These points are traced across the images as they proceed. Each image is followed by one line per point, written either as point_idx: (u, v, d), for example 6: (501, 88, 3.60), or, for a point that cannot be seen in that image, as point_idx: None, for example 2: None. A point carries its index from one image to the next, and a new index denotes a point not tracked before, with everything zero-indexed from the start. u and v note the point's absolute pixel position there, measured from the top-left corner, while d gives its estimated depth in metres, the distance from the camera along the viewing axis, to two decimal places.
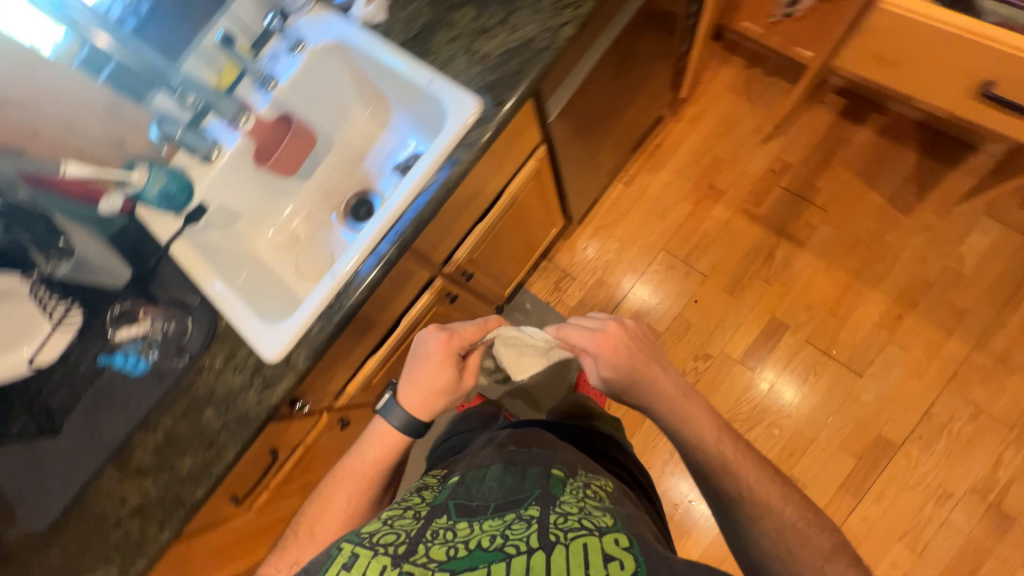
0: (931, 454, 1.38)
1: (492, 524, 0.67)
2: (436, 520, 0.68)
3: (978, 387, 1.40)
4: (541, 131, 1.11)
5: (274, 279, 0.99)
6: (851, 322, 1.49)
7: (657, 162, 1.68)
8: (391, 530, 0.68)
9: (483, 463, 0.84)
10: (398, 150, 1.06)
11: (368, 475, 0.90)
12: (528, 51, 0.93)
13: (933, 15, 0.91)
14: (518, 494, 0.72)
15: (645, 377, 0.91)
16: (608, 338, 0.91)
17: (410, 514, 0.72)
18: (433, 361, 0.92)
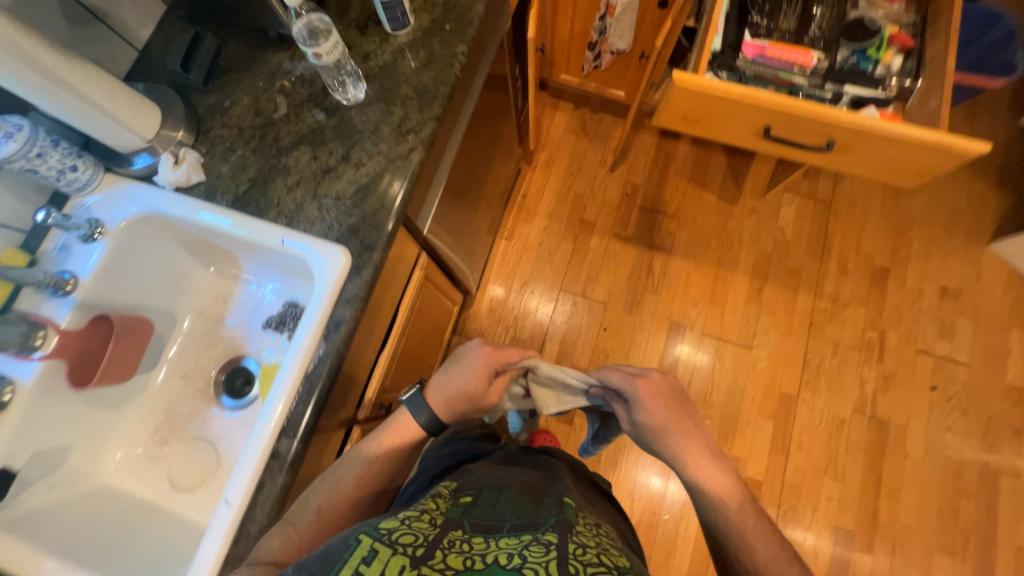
0: (820, 393, 1.61)
1: (508, 543, 0.57)
2: (454, 532, 0.59)
3: (831, 327, 1.66)
4: (418, 242, 0.98)
5: (143, 506, 0.83)
6: (727, 309, 1.69)
7: (529, 210, 1.83)
8: (413, 526, 0.59)
9: (489, 487, 0.73)
10: (260, 299, 0.93)
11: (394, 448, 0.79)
12: (383, 184, 0.78)
13: (717, 84, 0.87)
14: (537, 520, 0.63)
15: (676, 433, 0.81)
16: (649, 384, 0.84)
17: (428, 514, 0.62)
18: (465, 370, 0.83)
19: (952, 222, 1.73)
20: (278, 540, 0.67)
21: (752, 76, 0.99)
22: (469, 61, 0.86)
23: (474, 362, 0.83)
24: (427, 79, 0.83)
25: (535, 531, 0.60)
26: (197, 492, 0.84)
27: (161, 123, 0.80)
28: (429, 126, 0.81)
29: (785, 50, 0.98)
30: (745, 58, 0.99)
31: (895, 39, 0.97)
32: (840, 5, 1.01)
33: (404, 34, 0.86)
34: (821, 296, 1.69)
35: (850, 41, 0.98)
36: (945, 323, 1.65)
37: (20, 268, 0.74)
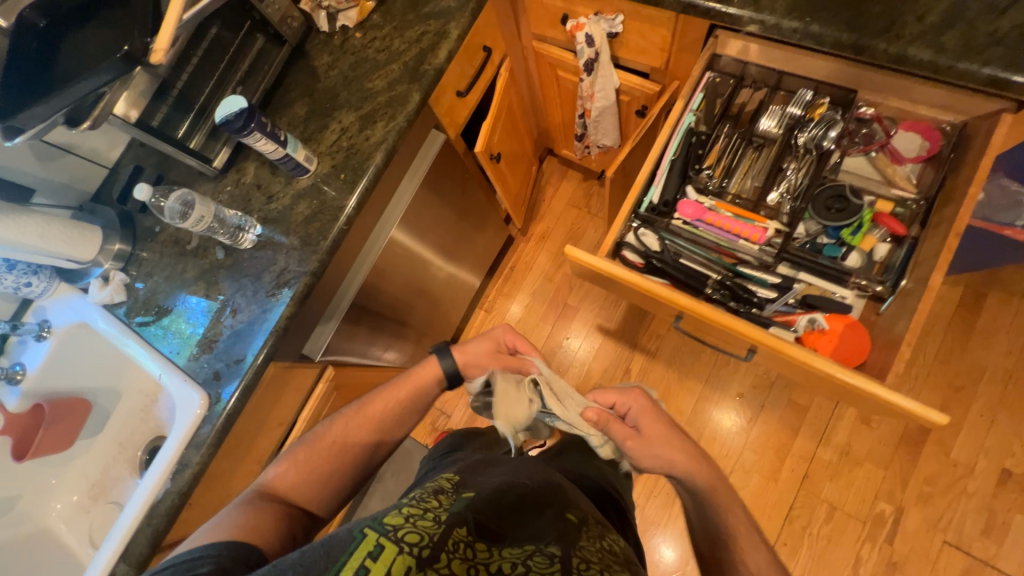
0: (798, 562, 1.36)
1: (512, 553, 0.60)
2: (457, 531, 0.60)
3: (831, 485, 1.39)
4: (317, 363, 1.02)
5: (62, 551, 1.00)
6: (706, 435, 1.49)
7: (514, 284, 1.77)
8: (417, 522, 0.60)
9: (490, 486, 0.72)
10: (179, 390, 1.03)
11: (409, 392, 0.85)
12: (252, 333, 0.85)
13: (608, 268, 0.78)
14: (542, 530, 0.65)
15: (669, 454, 0.80)
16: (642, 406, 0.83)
17: (430, 510, 0.63)
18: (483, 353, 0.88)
19: None
20: (298, 458, 0.79)
21: (686, 241, 0.85)
22: (358, 212, 0.87)
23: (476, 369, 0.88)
24: (313, 231, 0.86)
25: (537, 543, 0.63)
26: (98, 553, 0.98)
27: (99, 245, 0.92)
28: (302, 280, 0.85)
29: (728, 218, 0.82)
30: (684, 218, 0.85)
31: (882, 221, 0.78)
32: (819, 165, 0.81)
33: (304, 179, 0.89)
34: (827, 445, 1.41)
35: (822, 214, 0.79)
36: (996, 518, 1.29)
37: None
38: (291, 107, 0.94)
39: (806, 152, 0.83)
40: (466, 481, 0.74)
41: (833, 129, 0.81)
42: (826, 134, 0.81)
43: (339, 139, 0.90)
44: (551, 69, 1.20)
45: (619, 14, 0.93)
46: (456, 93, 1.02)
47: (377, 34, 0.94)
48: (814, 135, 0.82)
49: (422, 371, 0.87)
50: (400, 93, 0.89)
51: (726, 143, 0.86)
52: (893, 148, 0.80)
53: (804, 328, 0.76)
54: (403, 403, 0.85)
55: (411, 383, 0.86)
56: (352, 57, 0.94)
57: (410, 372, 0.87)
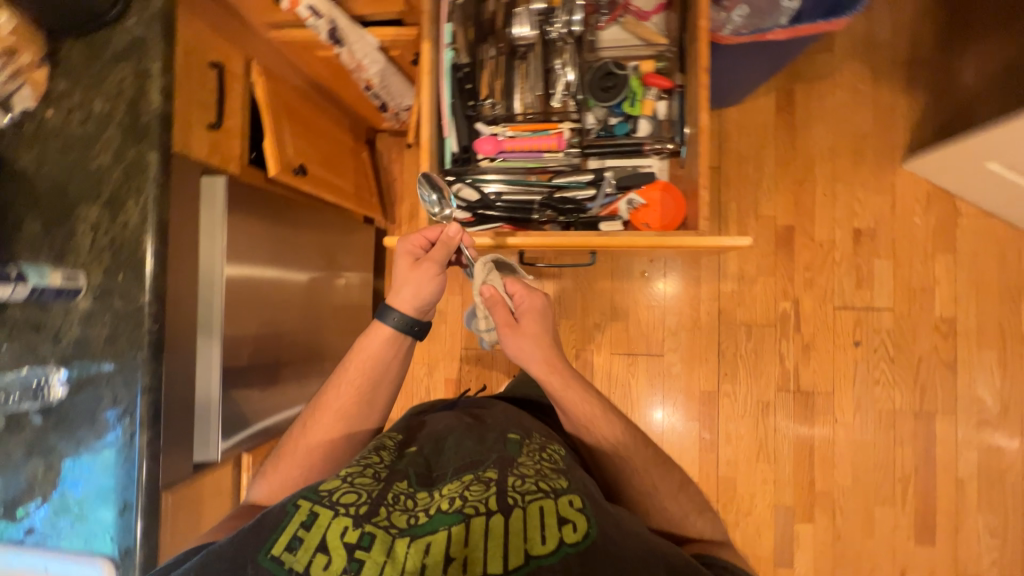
0: (740, 381, 1.55)
1: (450, 488, 0.59)
2: (397, 484, 0.60)
3: (741, 309, 1.56)
4: (224, 459, 0.97)
5: None
6: (632, 321, 1.60)
7: None
8: (355, 481, 0.59)
9: (432, 435, 0.75)
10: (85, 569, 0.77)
11: (369, 362, 0.78)
12: (119, 478, 0.77)
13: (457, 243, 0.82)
14: (482, 456, 0.66)
15: (551, 380, 0.81)
16: (528, 311, 0.84)
17: (370, 468, 0.62)
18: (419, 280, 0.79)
19: (858, 149, 1.52)
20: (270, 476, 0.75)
21: (500, 178, 0.84)
22: (161, 305, 0.78)
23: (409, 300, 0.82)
24: (122, 346, 0.77)
25: (476, 470, 0.62)
26: None
27: None
28: (141, 401, 0.76)
29: (525, 139, 0.82)
30: (487, 157, 0.84)
31: (651, 82, 0.80)
32: (579, 52, 0.82)
33: (82, 300, 0.77)
34: (726, 277, 1.57)
35: (600, 98, 0.81)
36: (862, 270, 1.52)
37: None
38: (20, 228, 0.78)
39: (564, 43, 0.82)
40: (411, 437, 0.75)
41: (575, 13, 0.79)
42: (572, 20, 0.80)
43: (96, 239, 0.77)
44: (308, 52, 1.07)
45: None
46: (209, 127, 0.90)
47: (71, 105, 0.79)
48: (563, 22, 0.80)
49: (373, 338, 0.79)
50: (133, 159, 0.77)
51: (493, 66, 0.83)
52: (636, 7, 0.82)
53: (627, 211, 0.79)
54: (369, 373, 0.78)
55: (369, 350, 0.78)
56: (57, 142, 0.79)
57: (364, 341, 0.79)
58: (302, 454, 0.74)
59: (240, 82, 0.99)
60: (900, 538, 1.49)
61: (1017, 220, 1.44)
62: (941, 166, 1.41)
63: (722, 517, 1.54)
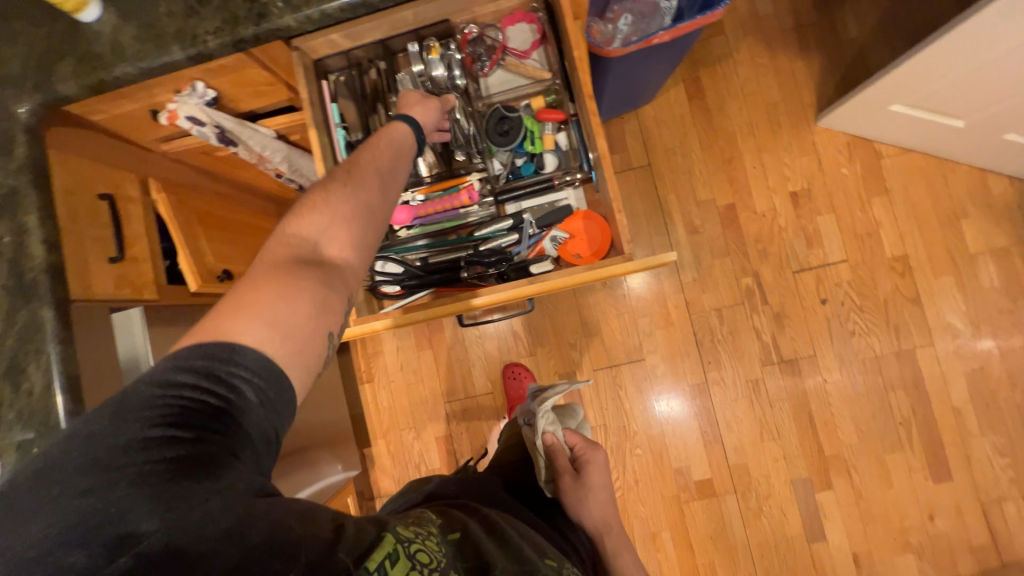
0: (725, 365, 1.54)
1: None
2: (455, 574, 0.55)
3: (707, 295, 1.56)
4: None
5: None
6: (606, 332, 1.58)
7: (373, 341, 1.61)
8: (424, 543, 0.55)
9: (474, 521, 0.69)
10: None
11: (397, 145, 0.67)
12: None
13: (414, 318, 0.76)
14: (530, 565, 0.63)
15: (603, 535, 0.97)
16: (590, 469, 0.99)
17: (430, 537, 0.58)
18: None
19: (773, 117, 1.57)
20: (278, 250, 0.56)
21: (420, 245, 0.83)
22: None
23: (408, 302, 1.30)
24: None
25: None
26: None
27: None
28: None
29: (437, 199, 0.82)
30: (404, 226, 0.83)
31: (544, 117, 0.80)
32: (468, 102, 0.81)
33: None
34: (685, 267, 1.57)
35: (501, 142, 0.81)
36: (809, 229, 1.55)
37: None
38: None
39: (452, 97, 0.82)
40: (445, 517, 0.68)
41: (454, 66, 0.80)
42: (453, 73, 0.80)
43: (2, 416, 0.71)
44: (207, 156, 1.04)
45: (196, 82, 0.80)
46: (111, 261, 0.84)
47: None
48: (445, 77, 0.80)
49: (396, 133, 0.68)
50: (25, 322, 0.72)
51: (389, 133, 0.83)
52: (513, 48, 0.81)
53: (554, 247, 0.80)
54: (398, 152, 0.66)
55: (392, 137, 0.68)
56: None
57: (384, 130, 0.68)
58: (346, 207, 0.59)
59: (138, 205, 0.94)
60: (917, 479, 1.48)
61: (933, 149, 1.49)
62: (853, 116, 1.45)
63: (745, 506, 1.51)
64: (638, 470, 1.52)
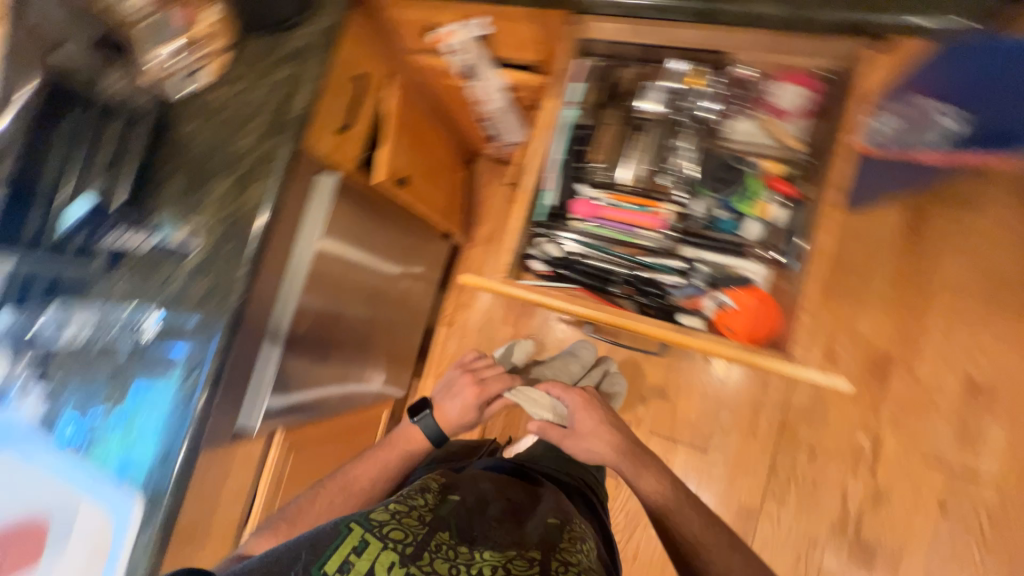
0: (788, 506, 1.38)
1: (492, 555, 0.69)
2: (440, 534, 0.71)
3: (808, 428, 1.40)
4: (263, 429, 1.01)
5: None
6: (682, 404, 1.49)
7: (468, 292, 1.69)
8: (401, 519, 0.71)
9: (480, 499, 0.83)
10: (114, 502, 0.84)
11: (395, 458, 0.99)
12: (174, 422, 0.83)
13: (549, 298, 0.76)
14: (521, 536, 0.74)
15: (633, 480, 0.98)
16: (576, 408, 1.03)
17: (416, 510, 0.74)
18: (462, 395, 1.02)
19: (992, 290, 1.33)
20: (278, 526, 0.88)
21: (585, 242, 0.82)
22: (252, 281, 0.85)
23: (435, 399, 1.05)
24: (211, 310, 0.84)
25: (520, 548, 0.71)
26: None
27: (9, 362, 0.88)
28: (212, 362, 0.83)
29: (624, 212, 0.81)
30: (580, 218, 0.83)
31: (774, 186, 0.77)
32: (701, 137, 0.81)
33: (190, 258, 0.86)
34: (798, 388, 1.42)
35: (712, 188, 0.78)
36: (968, 426, 1.31)
37: None
38: (165, 183, 0.90)
39: (688, 125, 0.82)
40: (452, 485, 0.86)
41: (705, 101, 0.80)
42: (701, 106, 0.81)
43: (220, 209, 0.86)
44: (440, 80, 1.14)
45: (483, 18, 0.87)
46: (338, 130, 0.98)
47: (235, 89, 0.90)
48: (691, 106, 0.81)
49: (408, 435, 1.02)
50: (268, 150, 0.86)
51: (613, 131, 0.85)
52: (774, 106, 0.78)
53: (712, 309, 0.76)
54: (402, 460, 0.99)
55: (398, 451, 1.00)
56: (216, 117, 0.90)
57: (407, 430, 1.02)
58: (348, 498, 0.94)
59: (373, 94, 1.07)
60: None
61: None
62: None
63: None
64: (642, 549, 1.43)
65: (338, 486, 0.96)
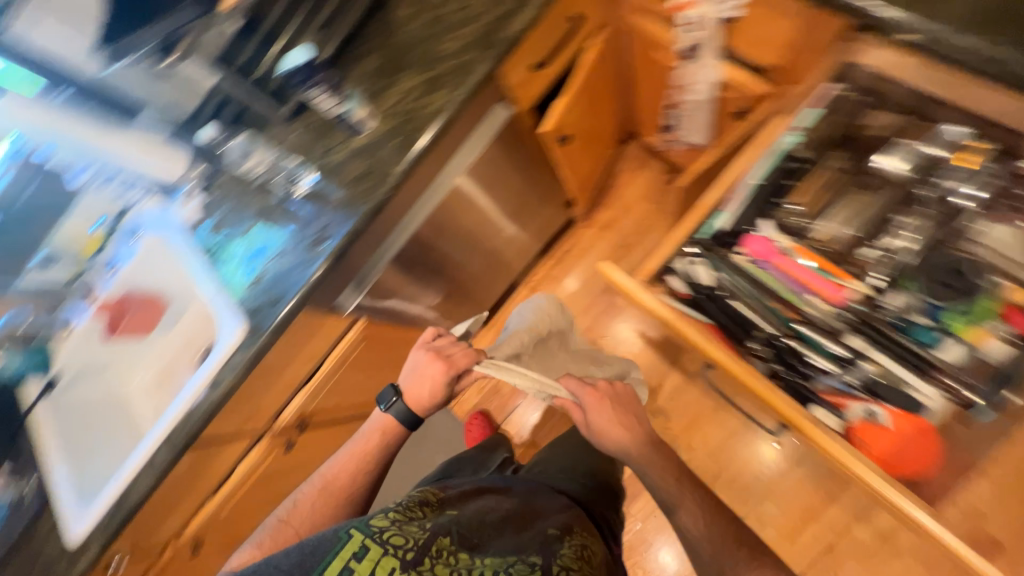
0: None
1: (493, 561, 0.71)
2: (441, 540, 0.71)
3: (856, 566, 1.25)
4: (349, 314, 1.05)
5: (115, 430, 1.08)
6: (729, 475, 1.37)
7: (562, 269, 1.63)
8: (401, 527, 0.72)
9: (474, 507, 0.82)
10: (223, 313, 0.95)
11: (365, 456, 0.90)
12: (293, 275, 0.90)
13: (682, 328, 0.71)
14: (521, 545, 0.75)
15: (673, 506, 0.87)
16: (592, 403, 0.92)
17: (416, 517, 0.75)
18: (432, 370, 0.89)
19: None
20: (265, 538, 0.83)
21: (742, 281, 0.73)
22: (404, 180, 0.87)
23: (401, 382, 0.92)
24: (359, 192, 0.88)
25: (520, 554, 0.73)
26: (133, 452, 0.94)
27: (185, 167, 1.03)
28: (342, 238, 0.87)
29: (804, 269, 0.70)
30: (749, 254, 0.74)
31: (1010, 318, 0.63)
32: (937, 226, 0.68)
33: (360, 138, 0.90)
34: (864, 522, 1.26)
35: (924, 287, 0.66)
36: None
37: (88, 258, 1.10)
38: (364, 62, 0.93)
39: (927, 208, 0.69)
40: (449, 499, 0.84)
41: (967, 187, 0.66)
42: (957, 191, 0.67)
43: (402, 102, 0.88)
44: (646, 53, 1.06)
45: None
46: (532, 67, 0.95)
47: None
48: (945, 187, 0.68)
49: (381, 428, 0.92)
50: (467, 61, 0.85)
51: (826, 180, 0.75)
52: None
53: (858, 415, 0.66)
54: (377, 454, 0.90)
55: (365, 448, 0.90)
56: (431, 14, 0.90)
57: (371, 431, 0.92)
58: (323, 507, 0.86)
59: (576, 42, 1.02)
60: None
61: None
62: None
63: None
64: None
65: (316, 489, 0.87)
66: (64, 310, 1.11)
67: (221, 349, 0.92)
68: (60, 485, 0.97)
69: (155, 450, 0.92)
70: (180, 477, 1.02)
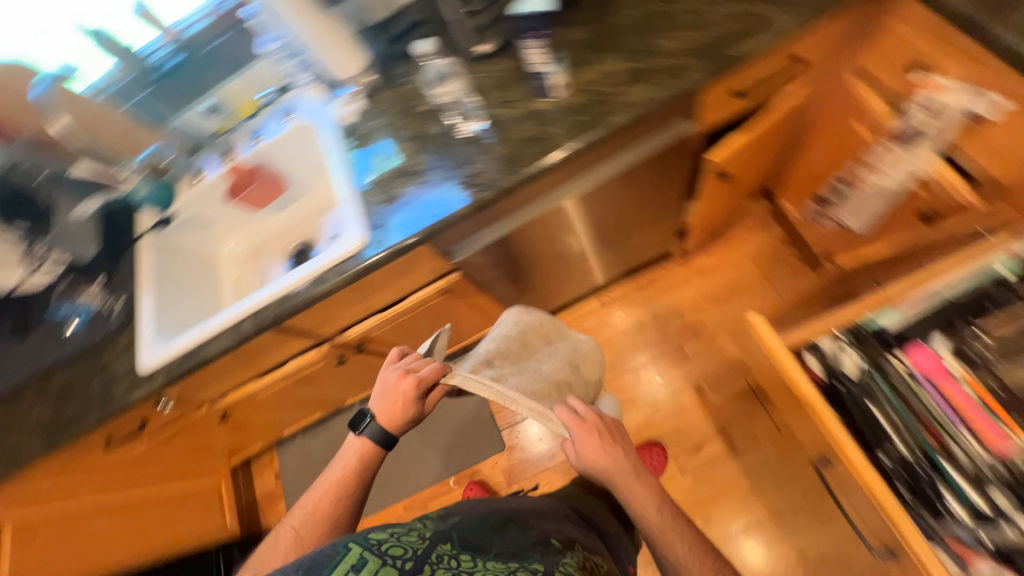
0: None
1: (496, 565, 0.62)
2: (441, 546, 0.62)
3: None
4: (451, 264, 1.04)
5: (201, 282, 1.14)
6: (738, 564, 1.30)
7: (642, 297, 1.58)
8: (401, 538, 0.60)
9: (471, 517, 0.75)
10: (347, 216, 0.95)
11: (348, 474, 0.78)
12: (428, 208, 0.89)
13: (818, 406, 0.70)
14: (523, 548, 0.69)
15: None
16: (587, 437, 0.77)
17: (415, 530, 0.64)
18: (399, 387, 0.79)
19: None
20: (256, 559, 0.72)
21: (893, 387, 0.73)
22: (572, 158, 0.84)
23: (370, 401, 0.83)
24: (524, 153, 0.86)
25: (522, 559, 0.65)
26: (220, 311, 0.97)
27: (359, 70, 1.04)
28: (491, 190, 0.85)
29: (971, 403, 0.69)
30: (912, 364, 0.74)
31: None
32: None
33: (543, 103, 0.88)
34: None
35: None
36: None
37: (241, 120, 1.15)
38: (571, 33, 0.92)
39: None
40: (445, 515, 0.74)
41: None
42: None
43: (598, 83, 0.86)
44: (847, 118, 0.99)
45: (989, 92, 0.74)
46: (732, 93, 0.91)
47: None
48: None
49: (358, 448, 0.80)
50: (682, 66, 0.82)
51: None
52: None
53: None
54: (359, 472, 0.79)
55: (351, 469, 0.79)
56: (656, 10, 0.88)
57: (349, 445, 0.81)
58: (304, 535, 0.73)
59: (780, 83, 0.97)
60: None
61: None
62: None
63: None
64: None
65: (300, 514, 0.75)
66: (200, 158, 1.15)
67: (336, 248, 0.93)
68: (144, 313, 1.01)
69: (242, 319, 0.95)
70: (244, 352, 1.04)
